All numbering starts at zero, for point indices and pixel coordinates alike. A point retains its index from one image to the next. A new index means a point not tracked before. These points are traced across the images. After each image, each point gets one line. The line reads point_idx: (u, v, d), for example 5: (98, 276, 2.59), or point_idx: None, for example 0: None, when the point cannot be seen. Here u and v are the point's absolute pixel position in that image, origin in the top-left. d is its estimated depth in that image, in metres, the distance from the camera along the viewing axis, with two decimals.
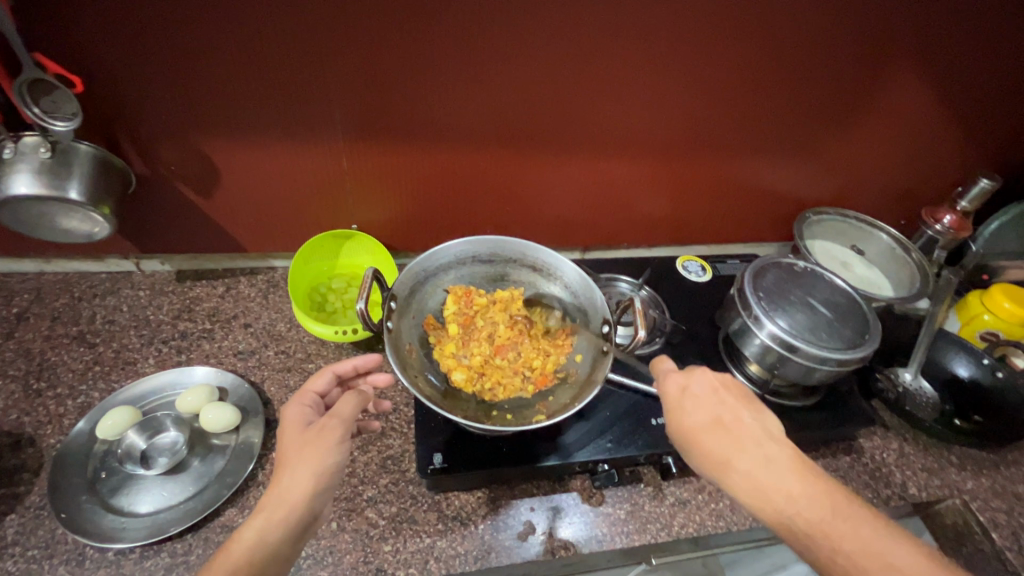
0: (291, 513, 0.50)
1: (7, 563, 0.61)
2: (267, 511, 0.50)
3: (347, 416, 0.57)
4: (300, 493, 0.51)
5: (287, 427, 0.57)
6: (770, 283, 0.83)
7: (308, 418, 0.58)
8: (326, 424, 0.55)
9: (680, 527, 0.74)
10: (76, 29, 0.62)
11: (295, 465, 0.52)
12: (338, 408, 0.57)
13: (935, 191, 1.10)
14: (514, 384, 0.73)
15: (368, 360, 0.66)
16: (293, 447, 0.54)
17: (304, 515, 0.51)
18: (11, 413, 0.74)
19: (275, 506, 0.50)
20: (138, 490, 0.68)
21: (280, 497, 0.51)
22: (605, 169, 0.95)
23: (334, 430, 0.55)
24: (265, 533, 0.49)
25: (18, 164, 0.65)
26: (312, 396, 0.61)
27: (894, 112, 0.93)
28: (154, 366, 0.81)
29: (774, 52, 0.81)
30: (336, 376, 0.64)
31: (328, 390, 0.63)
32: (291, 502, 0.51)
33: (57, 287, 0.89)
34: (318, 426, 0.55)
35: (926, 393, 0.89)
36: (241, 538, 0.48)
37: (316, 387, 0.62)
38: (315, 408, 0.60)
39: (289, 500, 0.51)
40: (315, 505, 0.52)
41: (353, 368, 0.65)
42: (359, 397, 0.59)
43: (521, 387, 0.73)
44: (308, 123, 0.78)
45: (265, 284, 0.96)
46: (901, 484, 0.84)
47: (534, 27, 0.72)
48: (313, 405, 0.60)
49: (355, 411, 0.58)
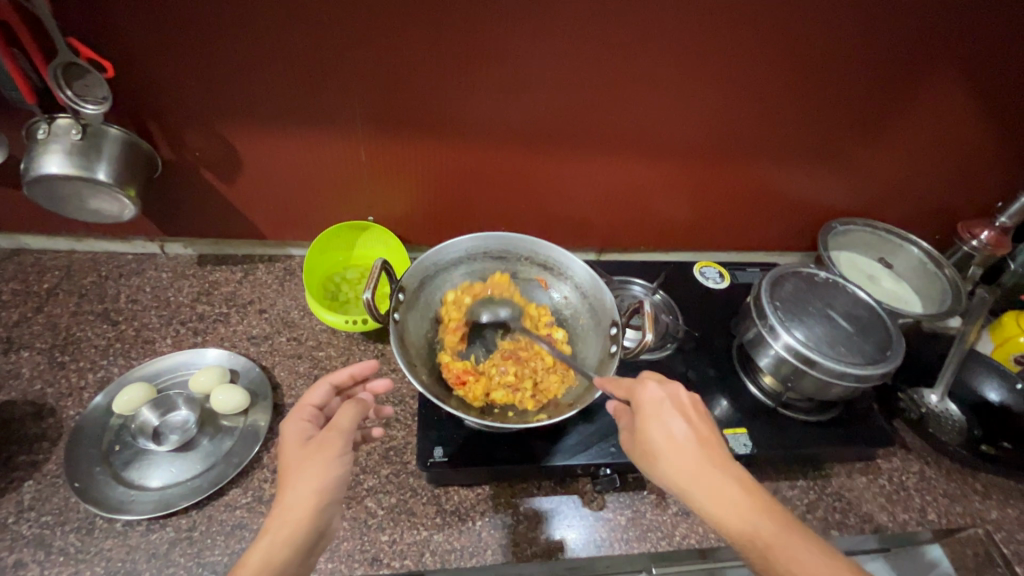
0: (296, 532, 0.49)
1: (22, 527, 0.64)
2: (273, 532, 0.49)
3: (347, 428, 0.57)
4: (304, 511, 0.50)
5: (286, 443, 0.56)
6: (790, 293, 0.81)
7: (308, 432, 0.57)
8: (327, 438, 0.55)
9: (682, 537, 0.72)
10: (110, 18, 0.65)
11: (298, 481, 0.52)
12: (336, 421, 0.57)
13: (973, 205, 1.05)
14: (550, 385, 0.72)
15: (365, 367, 0.65)
16: (294, 463, 0.53)
17: (310, 533, 0.50)
18: (36, 383, 0.77)
19: (280, 525, 0.49)
20: (148, 465, 0.70)
21: (283, 515, 0.50)
22: (624, 171, 0.93)
23: (335, 443, 0.55)
24: (273, 553, 0.48)
25: (51, 145, 0.68)
26: (310, 410, 0.60)
27: (931, 121, 0.89)
28: (171, 346, 0.83)
29: (802, 55, 0.78)
30: (332, 387, 0.62)
31: (326, 402, 0.61)
32: (297, 518, 0.50)
33: (85, 265, 0.92)
34: (318, 441, 0.55)
35: (953, 416, 0.84)
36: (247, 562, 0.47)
37: (313, 400, 0.60)
38: (314, 422, 0.59)
39: (291, 520, 0.50)
40: (321, 520, 0.51)
41: (349, 377, 0.64)
42: (359, 406, 0.59)
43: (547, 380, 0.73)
44: (328, 116, 0.79)
45: (282, 271, 0.98)
46: (920, 508, 0.80)
47: (555, 24, 0.71)
48: (312, 418, 0.59)
49: (355, 423, 0.58)
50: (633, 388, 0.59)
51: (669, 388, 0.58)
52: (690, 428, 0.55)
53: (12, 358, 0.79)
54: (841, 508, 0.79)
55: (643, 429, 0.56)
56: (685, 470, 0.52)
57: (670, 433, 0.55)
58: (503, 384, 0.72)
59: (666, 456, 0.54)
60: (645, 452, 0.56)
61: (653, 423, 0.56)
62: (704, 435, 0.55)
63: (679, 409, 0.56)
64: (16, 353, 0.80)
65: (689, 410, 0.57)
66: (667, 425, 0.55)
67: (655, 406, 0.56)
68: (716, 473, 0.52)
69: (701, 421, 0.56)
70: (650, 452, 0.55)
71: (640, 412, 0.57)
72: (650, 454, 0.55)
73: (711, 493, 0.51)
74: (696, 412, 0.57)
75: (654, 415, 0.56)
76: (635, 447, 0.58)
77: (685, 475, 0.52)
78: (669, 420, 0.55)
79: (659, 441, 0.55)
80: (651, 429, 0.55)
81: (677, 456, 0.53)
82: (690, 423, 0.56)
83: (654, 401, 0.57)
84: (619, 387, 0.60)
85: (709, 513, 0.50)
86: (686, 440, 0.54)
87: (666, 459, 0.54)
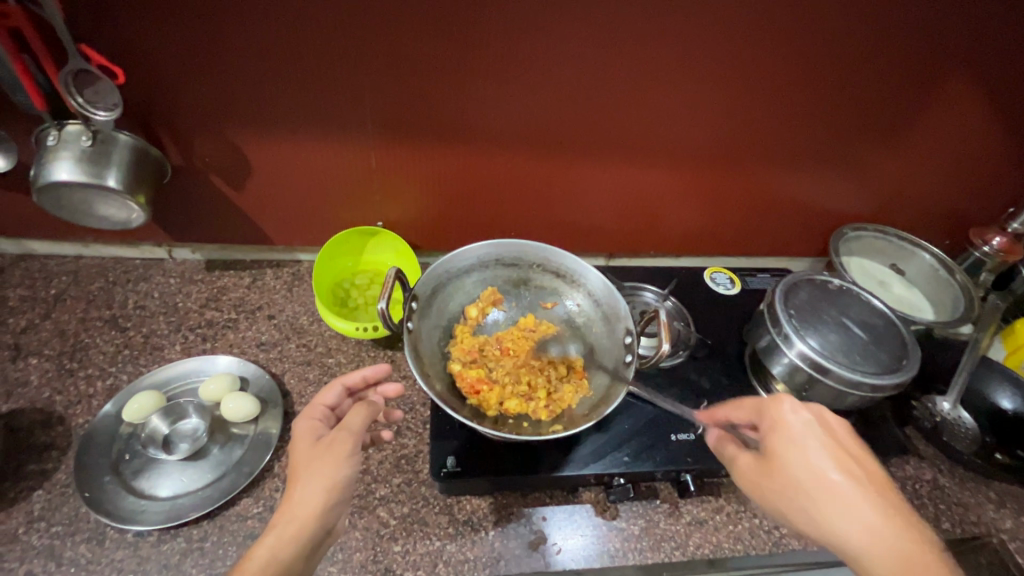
0: (302, 530, 0.49)
1: (32, 538, 0.63)
2: (280, 528, 0.48)
3: (357, 429, 0.56)
4: (311, 510, 0.50)
5: (297, 440, 0.55)
6: (804, 301, 0.80)
7: (318, 431, 0.57)
8: (336, 438, 0.54)
9: (695, 547, 0.72)
10: (121, 24, 0.64)
11: (306, 480, 0.51)
12: (346, 421, 0.56)
13: (985, 210, 1.04)
14: (562, 394, 0.72)
15: (378, 369, 0.64)
16: (304, 462, 0.53)
17: (315, 532, 0.50)
18: (44, 390, 0.76)
19: (287, 522, 0.49)
20: (159, 474, 0.69)
21: (290, 514, 0.49)
22: (635, 176, 0.93)
23: (344, 443, 0.54)
24: (279, 550, 0.48)
25: (61, 152, 0.68)
26: (321, 409, 0.59)
27: (944, 127, 0.89)
28: (180, 353, 0.83)
29: (817, 61, 0.77)
30: (345, 388, 0.62)
31: (338, 402, 0.61)
32: (304, 516, 0.49)
33: (93, 270, 0.91)
34: (328, 440, 0.54)
35: (966, 424, 0.84)
36: (252, 557, 0.47)
37: (325, 400, 0.60)
38: (325, 422, 0.58)
39: (297, 519, 0.49)
40: (326, 520, 0.51)
41: (362, 378, 0.63)
42: (369, 408, 0.58)
43: (559, 390, 0.72)
44: (339, 122, 0.78)
45: (290, 277, 0.97)
46: (935, 518, 0.80)
47: (569, 31, 0.71)
48: (323, 418, 0.58)
49: (364, 424, 0.57)
50: (769, 409, 0.57)
51: (812, 412, 0.56)
52: (840, 458, 0.52)
53: (20, 365, 0.79)
54: None
55: (782, 456, 0.53)
56: (833, 503, 0.49)
57: (824, 466, 0.51)
58: (515, 393, 0.72)
59: (814, 488, 0.50)
60: (788, 487, 0.52)
61: (798, 452, 0.53)
62: (858, 467, 0.52)
63: (829, 437, 0.54)
64: (24, 360, 0.79)
65: (841, 442, 0.54)
66: (814, 454, 0.52)
67: (800, 433, 0.54)
68: (866, 508, 0.49)
69: (857, 454, 0.53)
70: (792, 485, 0.52)
71: (774, 435, 0.55)
72: (797, 488, 0.51)
73: (861, 529, 0.47)
74: (850, 444, 0.54)
75: (794, 442, 0.53)
76: (764, 482, 0.54)
77: (845, 510, 0.49)
78: (817, 451, 0.52)
79: (801, 470, 0.52)
80: (795, 458, 0.53)
81: (825, 490, 0.50)
82: (845, 454, 0.53)
83: (800, 425, 0.54)
84: (746, 408, 0.61)
85: (890, 560, 0.45)
86: (838, 473, 0.51)
87: (809, 490, 0.51)
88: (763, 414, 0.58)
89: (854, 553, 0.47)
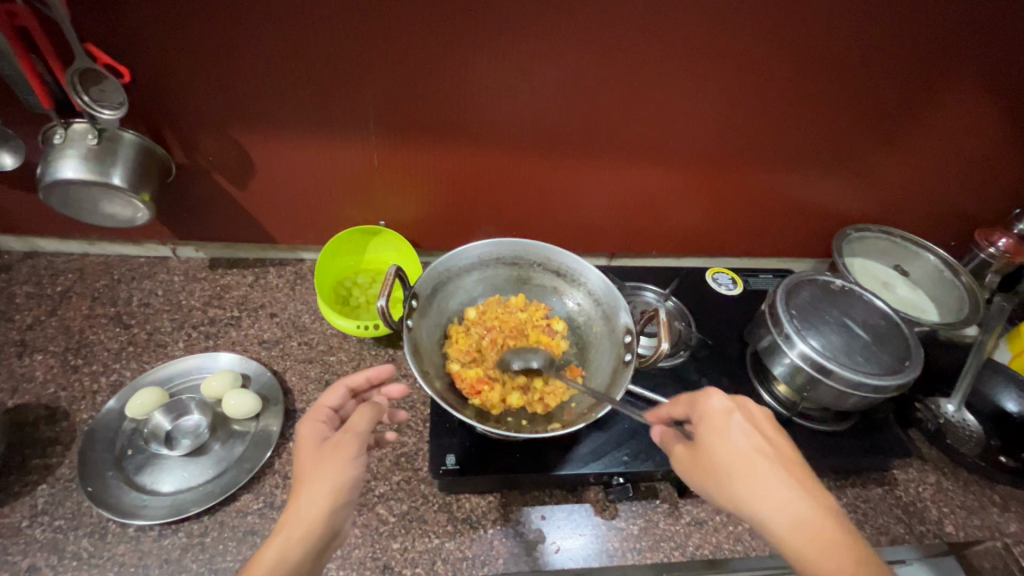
0: (310, 532, 0.49)
1: (35, 531, 0.64)
2: (287, 530, 0.48)
3: (362, 430, 0.56)
4: (318, 511, 0.50)
5: (302, 443, 0.56)
6: (806, 301, 0.80)
7: (322, 434, 0.57)
8: (341, 439, 0.54)
9: (695, 547, 0.71)
10: (127, 24, 0.65)
11: (312, 482, 0.51)
12: (352, 422, 0.56)
13: (991, 212, 1.04)
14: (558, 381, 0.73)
15: (381, 371, 0.64)
16: (310, 464, 0.53)
17: (324, 533, 0.50)
18: (49, 386, 0.77)
19: (294, 524, 0.49)
20: (160, 470, 0.70)
21: (297, 516, 0.49)
22: (636, 176, 0.93)
23: (350, 444, 0.54)
24: (287, 552, 0.48)
25: (67, 150, 0.69)
26: (326, 412, 0.59)
27: (949, 127, 0.88)
28: (183, 350, 0.84)
29: (819, 61, 0.77)
30: (349, 389, 0.62)
31: (342, 404, 0.61)
32: (311, 518, 0.49)
33: (98, 268, 0.92)
34: (333, 442, 0.54)
35: (970, 426, 0.82)
36: (261, 559, 0.47)
37: (330, 402, 0.60)
38: (329, 424, 0.59)
39: (305, 520, 0.49)
40: (334, 521, 0.51)
41: (366, 379, 0.63)
42: (374, 408, 0.58)
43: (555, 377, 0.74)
44: (342, 121, 0.79)
45: (293, 275, 0.98)
46: (938, 521, 0.79)
47: (570, 31, 0.71)
48: (327, 421, 0.59)
49: (370, 425, 0.57)
50: (699, 400, 0.57)
51: (734, 401, 0.56)
52: (760, 442, 0.53)
53: (26, 361, 0.79)
54: (857, 520, 0.78)
55: (710, 442, 0.54)
56: (755, 484, 0.50)
57: (743, 448, 0.52)
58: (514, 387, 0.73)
59: (738, 470, 0.51)
60: (713, 468, 0.53)
61: (722, 437, 0.53)
62: (778, 451, 0.53)
63: (751, 424, 0.55)
64: (30, 356, 0.80)
65: (759, 426, 0.55)
66: (736, 439, 0.53)
67: (725, 420, 0.55)
68: (793, 489, 0.49)
69: (778, 439, 0.54)
70: (717, 468, 0.53)
71: (704, 424, 0.55)
72: (719, 468, 0.52)
73: (784, 510, 0.48)
74: (772, 431, 0.55)
75: (721, 427, 0.54)
76: (697, 468, 0.55)
77: (764, 490, 0.49)
78: (739, 436, 0.53)
79: (727, 455, 0.52)
80: (719, 443, 0.53)
81: (749, 471, 0.51)
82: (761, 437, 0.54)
83: (724, 413, 0.55)
84: (681, 403, 0.60)
85: (804, 535, 0.47)
86: (757, 454, 0.52)
87: (732, 472, 0.51)
88: (694, 404, 0.58)
89: (781, 535, 0.47)
